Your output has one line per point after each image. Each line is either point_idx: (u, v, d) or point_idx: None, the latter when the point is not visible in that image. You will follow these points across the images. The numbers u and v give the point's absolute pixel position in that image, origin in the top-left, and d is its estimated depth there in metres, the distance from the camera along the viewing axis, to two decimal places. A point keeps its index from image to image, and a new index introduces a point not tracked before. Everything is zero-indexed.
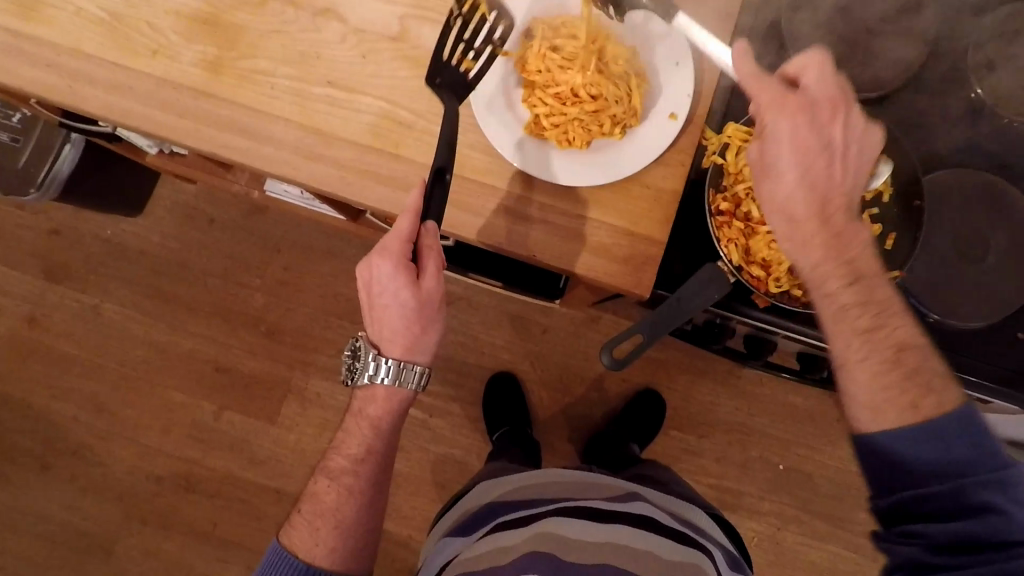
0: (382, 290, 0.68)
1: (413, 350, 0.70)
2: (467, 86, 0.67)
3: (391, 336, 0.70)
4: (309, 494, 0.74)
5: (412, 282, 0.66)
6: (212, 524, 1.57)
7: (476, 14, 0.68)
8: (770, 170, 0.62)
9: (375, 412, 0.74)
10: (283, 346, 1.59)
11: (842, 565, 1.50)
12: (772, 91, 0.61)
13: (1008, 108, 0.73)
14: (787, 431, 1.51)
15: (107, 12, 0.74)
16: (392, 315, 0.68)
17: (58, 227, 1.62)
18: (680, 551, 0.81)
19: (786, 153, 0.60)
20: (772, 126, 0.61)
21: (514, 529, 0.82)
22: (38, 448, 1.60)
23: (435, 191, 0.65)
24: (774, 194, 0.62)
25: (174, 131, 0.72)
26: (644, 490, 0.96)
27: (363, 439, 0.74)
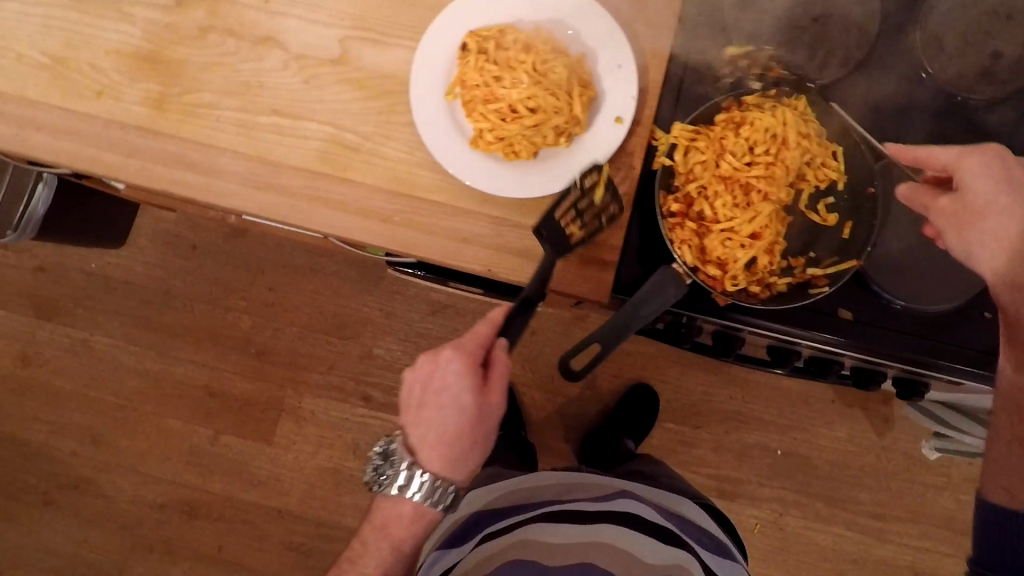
0: (442, 388, 0.71)
1: (456, 462, 0.72)
2: (566, 250, 0.65)
3: (437, 440, 0.71)
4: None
5: (476, 388, 0.70)
6: (217, 547, 1.58)
7: (596, 190, 0.66)
8: (984, 211, 0.60)
9: (399, 533, 0.73)
10: (273, 365, 1.60)
11: (847, 545, 1.50)
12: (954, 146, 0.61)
13: (960, 86, 0.72)
14: (783, 416, 1.51)
15: (48, 56, 0.73)
16: (445, 415, 0.71)
17: (44, 264, 1.63)
18: (665, 550, 0.82)
19: (1006, 191, 0.59)
20: (987, 168, 0.60)
21: (501, 536, 0.83)
22: (41, 484, 1.62)
23: (517, 316, 0.70)
24: (994, 237, 0.59)
25: (124, 170, 0.72)
26: (633, 486, 0.96)
27: (381, 557, 0.73)
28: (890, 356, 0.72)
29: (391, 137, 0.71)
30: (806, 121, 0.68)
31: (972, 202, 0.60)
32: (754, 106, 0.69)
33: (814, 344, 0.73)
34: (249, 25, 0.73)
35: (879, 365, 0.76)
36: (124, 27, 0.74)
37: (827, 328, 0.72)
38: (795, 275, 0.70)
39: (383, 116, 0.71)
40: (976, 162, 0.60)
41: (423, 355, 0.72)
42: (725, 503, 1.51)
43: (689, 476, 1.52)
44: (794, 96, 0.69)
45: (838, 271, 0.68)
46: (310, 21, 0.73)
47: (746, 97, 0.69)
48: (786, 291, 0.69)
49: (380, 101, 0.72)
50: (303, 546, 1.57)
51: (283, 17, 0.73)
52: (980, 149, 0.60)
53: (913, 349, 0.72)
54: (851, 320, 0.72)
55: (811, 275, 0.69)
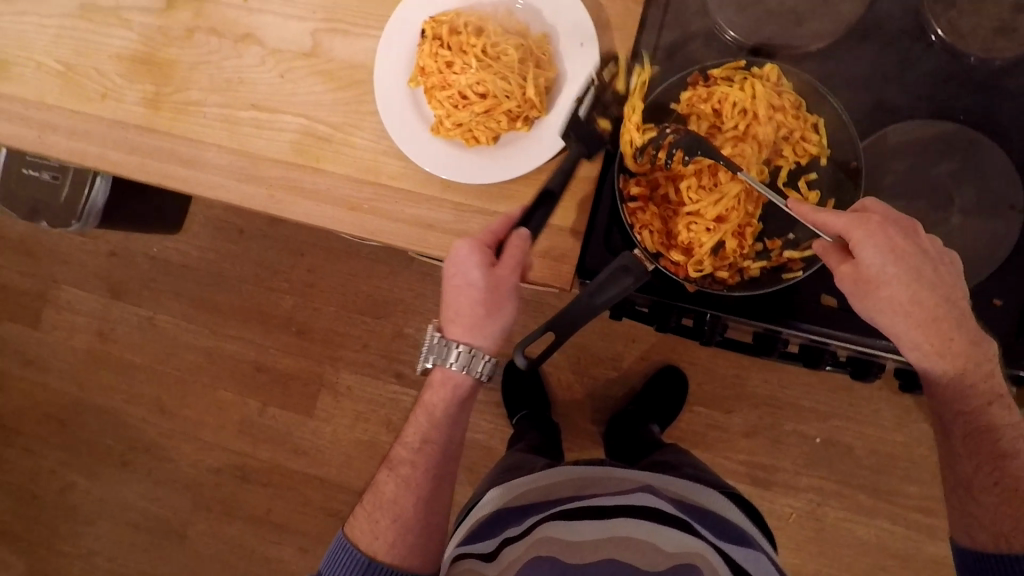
0: (454, 272, 0.66)
1: (476, 336, 0.66)
2: (600, 144, 0.65)
3: (454, 319, 0.67)
4: (373, 487, 0.74)
5: (484, 263, 0.64)
6: (267, 510, 1.71)
7: (616, 79, 0.67)
8: (883, 282, 0.58)
9: (433, 399, 0.72)
10: (313, 343, 1.69)
11: (893, 541, 1.40)
12: (845, 217, 0.58)
13: (972, 44, 0.65)
14: (823, 403, 1.41)
15: (61, 64, 0.80)
16: (459, 296, 0.66)
17: (113, 249, 1.78)
18: (691, 543, 0.72)
19: (899, 263, 0.57)
20: (874, 240, 0.57)
21: (518, 541, 0.73)
22: (118, 447, 1.79)
23: (539, 209, 0.65)
24: (892, 306, 0.58)
25: (125, 166, 0.78)
26: (651, 478, 0.86)
27: (420, 427, 0.73)
28: (888, 347, 0.68)
29: (359, 126, 0.73)
30: (780, 96, 0.64)
31: (866, 274, 0.58)
32: (724, 80, 0.64)
33: (798, 333, 0.70)
34: (230, 24, 0.77)
35: (875, 356, 0.71)
36: (123, 33, 0.79)
37: (808, 316, 0.69)
38: (771, 259, 0.66)
39: (352, 106, 0.73)
40: (862, 233, 0.57)
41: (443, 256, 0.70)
42: (759, 492, 1.43)
43: (722, 463, 1.45)
44: (765, 66, 0.64)
45: (815, 255, 0.64)
46: (285, 16, 0.75)
47: (715, 69, 0.65)
48: (760, 276, 0.66)
49: (350, 91, 0.74)
50: (342, 512, 1.67)
51: (260, 14, 0.76)
52: (867, 219, 0.58)
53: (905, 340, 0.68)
54: (836, 307, 0.68)
55: (788, 259, 0.65)
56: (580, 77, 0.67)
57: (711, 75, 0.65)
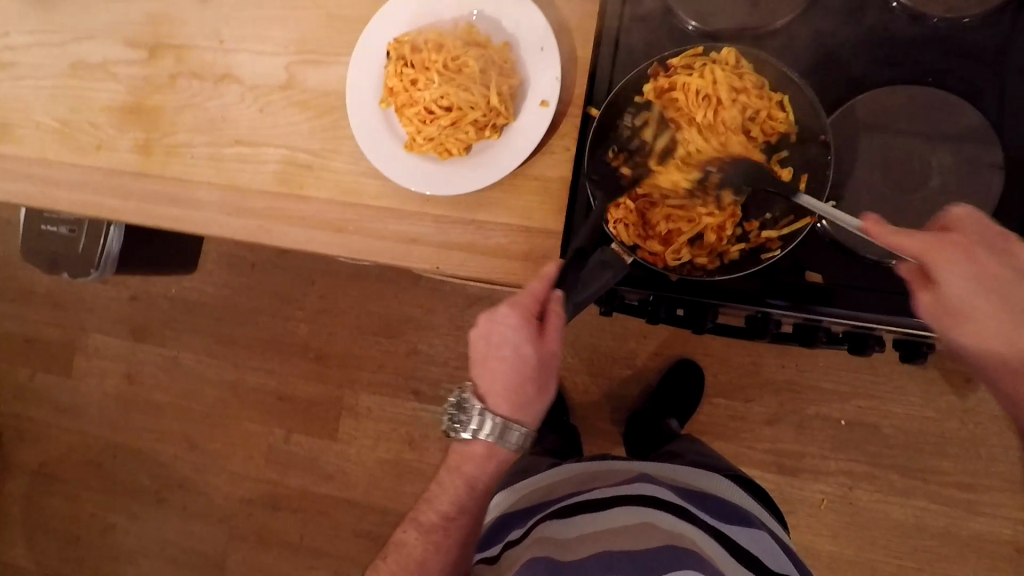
0: (500, 341, 0.64)
1: (520, 413, 0.64)
2: (616, 189, 0.66)
3: (498, 393, 0.64)
4: (394, 544, 0.70)
5: (536, 336, 0.62)
6: (300, 536, 1.73)
7: (648, 125, 0.67)
8: (966, 312, 0.51)
9: (472, 471, 0.67)
10: (330, 367, 1.71)
11: (933, 521, 1.34)
12: (923, 236, 0.53)
13: (933, 6, 0.64)
14: (844, 383, 1.37)
15: (58, 121, 0.84)
16: (506, 368, 0.63)
17: (134, 293, 1.84)
18: (682, 527, 0.75)
19: (985, 291, 0.51)
20: (956, 265, 0.51)
21: (519, 543, 0.78)
22: (153, 485, 1.84)
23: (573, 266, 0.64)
24: (981, 340, 0.51)
25: (122, 212, 0.81)
26: (647, 467, 0.89)
27: (455, 496, 0.68)
28: (880, 318, 0.67)
29: (337, 151, 0.75)
30: (741, 78, 0.64)
31: (948, 303, 0.52)
32: (683, 68, 0.65)
33: (791, 314, 0.69)
34: (210, 66, 0.80)
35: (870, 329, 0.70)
36: (112, 85, 0.83)
37: (796, 294, 0.68)
38: (748, 239, 0.66)
39: (329, 132, 0.76)
40: (940, 256, 0.52)
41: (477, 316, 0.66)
42: (789, 480, 1.40)
43: (747, 454, 1.42)
44: (722, 49, 0.65)
45: (792, 231, 0.64)
46: (259, 53, 0.78)
47: (672, 58, 0.65)
48: (740, 257, 0.66)
49: (325, 118, 0.76)
50: (373, 533, 1.68)
51: (237, 53, 0.79)
52: (948, 241, 0.52)
53: (898, 308, 0.67)
54: (823, 284, 0.68)
55: (765, 238, 0.65)
56: (542, 80, 0.68)
57: (671, 65, 0.65)
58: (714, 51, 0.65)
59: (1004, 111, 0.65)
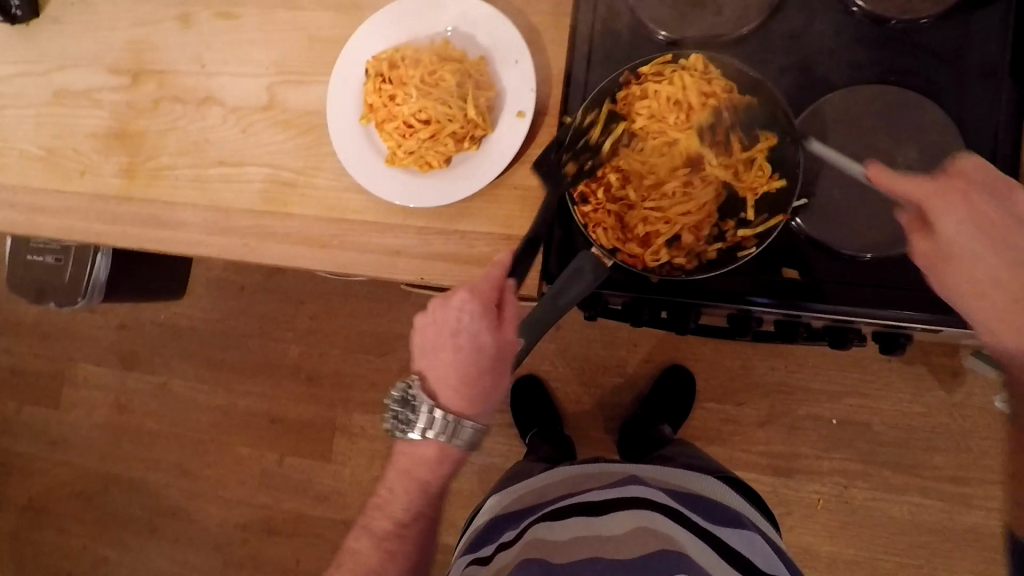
0: (455, 331, 0.65)
1: (474, 404, 0.66)
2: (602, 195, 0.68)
3: (451, 384, 0.66)
4: (348, 554, 0.71)
5: (493, 329, 0.63)
6: (295, 561, 1.70)
7: (628, 130, 0.68)
8: (959, 256, 0.56)
9: (424, 474, 0.69)
10: (322, 387, 1.71)
11: (928, 516, 1.34)
12: (928, 183, 0.56)
13: (892, 9, 0.67)
14: (834, 382, 1.39)
15: (43, 149, 0.85)
16: (462, 359, 0.65)
17: (123, 321, 1.84)
18: (674, 530, 0.74)
19: (977, 235, 0.56)
20: (953, 211, 0.56)
21: (511, 544, 0.78)
22: (144, 515, 1.81)
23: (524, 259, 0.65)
24: (970, 282, 0.56)
25: (107, 235, 0.82)
26: (640, 468, 0.89)
27: (408, 499, 0.70)
28: (859, 310, 0.68)
29: (320, 168, 0.77)
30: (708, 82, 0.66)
31: (942, 246, 0.57)
32: (654, 76, 0.67)
33: (774, 310, 0.70)
34: (192, 90, 0.81)
35: (850, 322, 0.71)
36: (96, 112, 0.84)
37: (776, 290, 0.69)
38: (725, 238, 0.68)
39: (312, 150, 0.77)
40: (936, 200, 0.56)
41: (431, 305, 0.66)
42: (783, 481, 1.40)
43: (741, 457, 1.42)
44: (690, 56, 0.67)
45: (766, 229, 0.66)
46: (242, 75, 0.80)
47: (643, 67, 0.67)
48: (717, 257, 0.68)
49: (308, 136, 0.77)
50: None
51: (219, 76, 0.81)
52: (949, 187, 0.56)
53: (876, 300, 0.68)
54: (799, 279, 0.69)
55: (741, 237, 0.67)
56: (518, 91, 0.70)
57: (643, 73, 0.67)
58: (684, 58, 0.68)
59: (965, 108, 0.67)
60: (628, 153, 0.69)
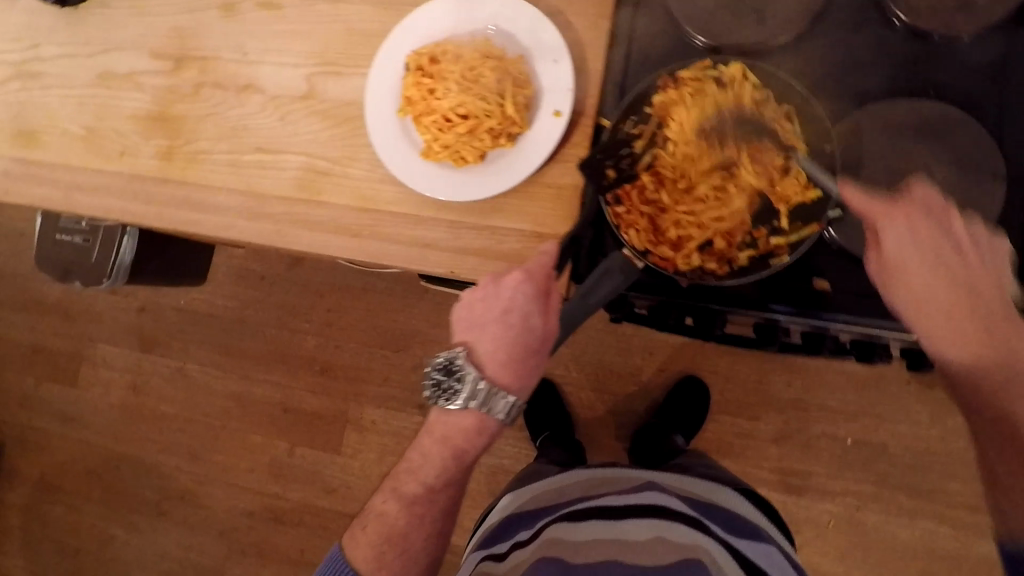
0: (506, 308, 0.65)
1: (519, 382, 0.66)
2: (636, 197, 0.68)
3: (496, 360, 0.66)
4: (374, 515, 0.70)
5: (544, 308, 0.65)
6: (300, 551, 1.71)
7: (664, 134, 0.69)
8: (902, 267, 0.59)
9: (461, 443, 0.68)
10: (336, 380, 1.72)
11: (941, 542, 1.32)
12: (874, 199, 0.61)
13: (935, 23, 0.66)
14: (850, 401, 1.37)
15: (84, 128, 0.87)
16: (512, 336, 0.65)
17: (143, 304, 1.86)
18: (694, 539, 0.75)
19: (917, 249, 0.59)
20: (898, 226, 0.59)
21: (527, 544, 0.77)
22: (154, 497, 1.83)
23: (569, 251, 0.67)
24: (912, 293, 0.59)
25: (142, 215, 0.83)
26: (657, 475, 0.89)
27: (442, 467, 0.69)
28: (886, 324, 0.68)
29: (355, 159, 0.78)
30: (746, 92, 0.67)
31: (887, 260, 0.60)
32: (693, 81, 0.67)
33: (797, 320, 0.70)
34: (233, 77, 0.83)
35: (877, 337, 0.71)
36: (138, 94, 0.86)
37: (803, 299, 0.69)
38: (757, 247, 0.68)
39: (348, 141, 0.78)
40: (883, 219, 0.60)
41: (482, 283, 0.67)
42: (793, 498, 1.39)
43: (752, 471, 1.41)
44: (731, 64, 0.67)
45: (799, 239, 0.66)
46: (282, 65, 0.81)
47: (682, 72, 0.68)
48: (749, 264, 0.68)
49: (344, 128, 0.78)
50: None
51: (260, 65, 0.82)
52: (894, 204, 0.60)
53: (906, 315, 0.68)
54: (830, 292, 0.69)
55: (774, 246, 0.67)
56: (555, 91, 0.70)
57: (683, 77, 0.67)
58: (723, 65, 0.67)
59: (1004, 125, 0.66)
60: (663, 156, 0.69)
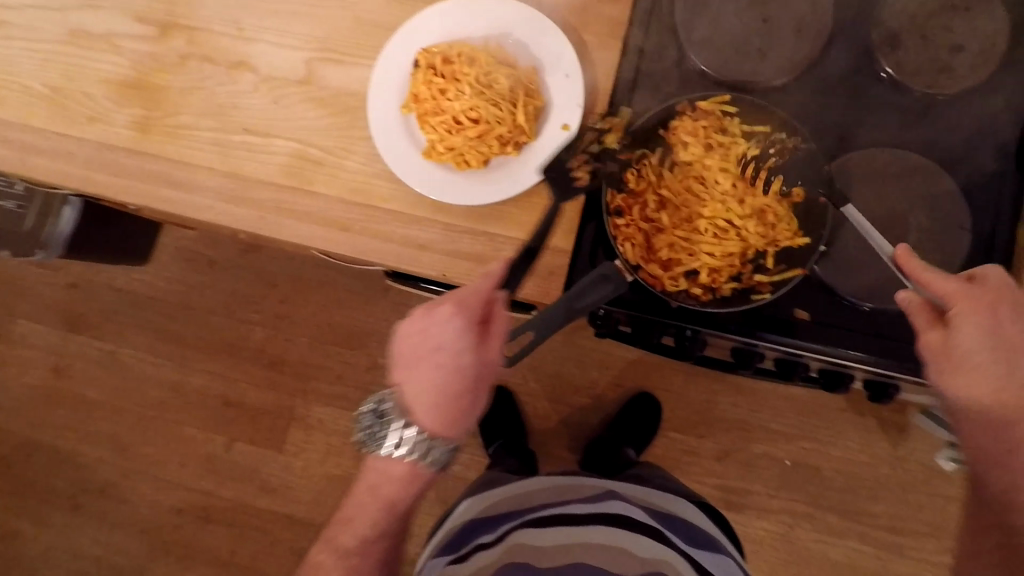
0: (435, 346, 0.63)
1: (450, 424, 0.65)
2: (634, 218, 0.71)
3: (427, 401, 0.64)
4: (313, 566, 0.70)
5: (476, 347, 0.62)
6: (231, 552, 1.61)
7: (671, 160, 0.72)
8: (965, 360, 0.58)
9: (393, 489, 0.68)
10: (283, 375, 1.64)
11: (862, 561, 1.40)
12: (955, 285, 0.58)
13: (917, 81, 0.72)
14: (792, 425, 1.43)
15: (48, 88, 0.80)
16: (441, 377, 0.63)
17: (75, 280, 1.72)
18: (656, 551, 0.77)
19: (989, 348, 0.57)
20: (976, 319, 0.57)
21: (492, 546, 0.78)
22: (69, 489, 1.69)
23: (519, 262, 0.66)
24: (968, 389, 0.58)
25: (110, 188, 0.78)
26: (616, 485, 0.91)
27: (375, 516, 0.69)
28: (855, 356, 0.71)
29: (351, 151, 0.75)
30: (759, 135, 0.70)
31: (956, 349, 0.58)
32: (709, 113, 0.71)
33: (774, 346, 0.72)
34: (224, 51, 0.79)
35: (846, 368, 0.75)
36: (115, 58, 0.80)
37: (782, 329, 0.72)
38: (741, 280, 0.71)
39: (345, 132, 0.76)
40: (965, 306, 0.58)
41: (411, 314, 0.64)
42: (732, 515, 1.44)
43: (696, 487, 1.46)
44: (748, 103, 0.70)
45: (782, 279, 0.69)
46: (279, 45, 0.78)
47: (701, 101, 0.70)
48: (731, 295, 0.71)
49: (342, 118, 0.76)
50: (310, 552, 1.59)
51: (255, 43, 0.78)
52: (976, 295, 0.58)
53: (876, 350, 0.71)
54: (807, 321, 0.72)
55: (756, 281, 0.70)
56: (566, 103, 0.71)
57: (702, 106, 0.70)
58: (740, 104, 0.70)
59: (968, 180, 0.72)
60: (665, 181, 0.72)
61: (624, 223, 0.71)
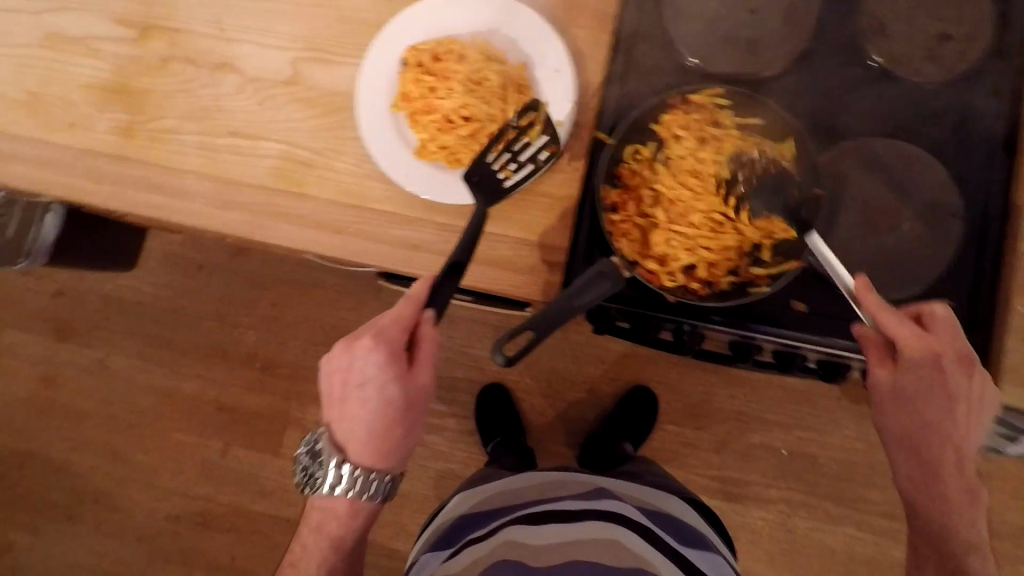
0: (360, 382, 0.64)
1: (384, 457, 0.66)
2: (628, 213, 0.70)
3: (359, 437, 0.65)
4: None
5: (403, 379, 0.63)
6: (230, 558, 1.60)
7: (665, 153, 0.71)
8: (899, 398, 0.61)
9: (337, 528, 0.68)
10: (276, 378, 1.62)
11: (860, 547, 1.41)
12: (906, 328, 0.60)
13: (906, 70, 0.72)
14: (788, 414, 1.44)
15: (26, 93, 0.78)
16: (369, 413, 0.64)
17: (61, 288, 1.69)
18: (647, 551, 0.75)
19: (922, 388, 0.60)
20: (918, 361, 0.60)
21: (485, 540, 0.78)
22: (63, 500, 1.66)
23: (445, 279, 0.64)
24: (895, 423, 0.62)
25: (95, 195, 0.76)
26: (606, 482, 0.90)
27: (321, 556, 0.68)
28: (852, 346, 0.71)
29: (341, 151, 0.74)
30: (752, 128, 0.70)
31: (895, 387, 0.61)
32: (702, 107, 0.70)
33: (772, 338, 0.72)
34: (207, 52, 0.77)
35: (845, 359, 0.74)
36: (95, 62, 0.78)
37: (779, 322, 0.72)
38: (738, 273, 0.71)
39: (333, 132, 0.75)
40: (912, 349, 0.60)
41: (335, 352, 0.65)
42: (731, 505, 1.44)
43: (695, 479, 1.46)
44: (739, 95, 0.70)
45: (779, 271, 0.69)
46: (264, 45, 0.76)
47: (694, 94, 0.70)
48: (728, 289, 0.71)
49: (330, 118, 0.75)
50: None
51: (239, 44, 0.77)
52: (923, 339, 0.60)
53: None
54: (806, 313, 0.72)
55: (753, 274, 0.70)
56: (557, 97, 0.70)
57: (695, 100, 0.70)
58: (732, 96, 0.70)
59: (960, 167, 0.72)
60: (661, 174, 0.71)
61: (620, 218, 0.70)
